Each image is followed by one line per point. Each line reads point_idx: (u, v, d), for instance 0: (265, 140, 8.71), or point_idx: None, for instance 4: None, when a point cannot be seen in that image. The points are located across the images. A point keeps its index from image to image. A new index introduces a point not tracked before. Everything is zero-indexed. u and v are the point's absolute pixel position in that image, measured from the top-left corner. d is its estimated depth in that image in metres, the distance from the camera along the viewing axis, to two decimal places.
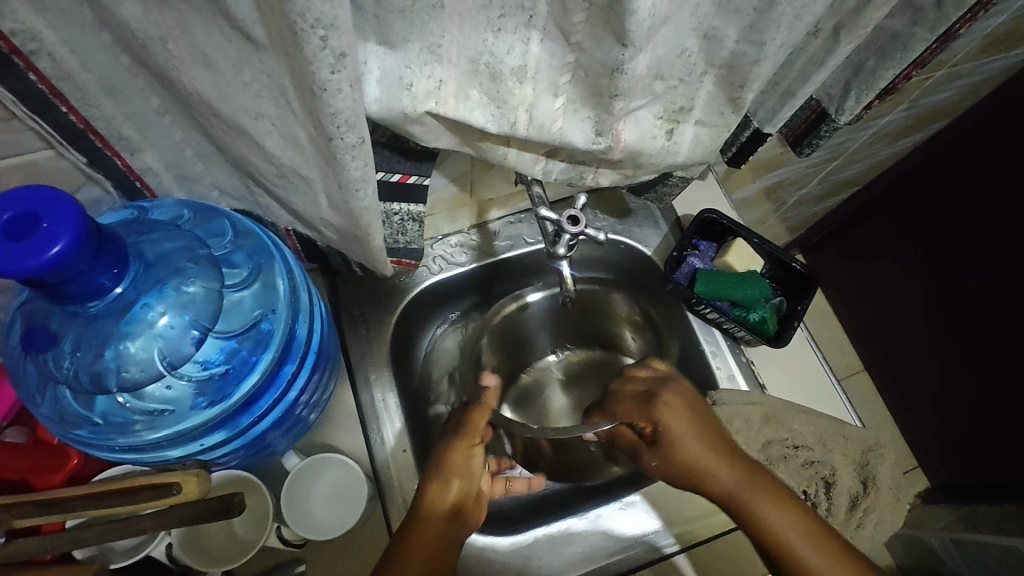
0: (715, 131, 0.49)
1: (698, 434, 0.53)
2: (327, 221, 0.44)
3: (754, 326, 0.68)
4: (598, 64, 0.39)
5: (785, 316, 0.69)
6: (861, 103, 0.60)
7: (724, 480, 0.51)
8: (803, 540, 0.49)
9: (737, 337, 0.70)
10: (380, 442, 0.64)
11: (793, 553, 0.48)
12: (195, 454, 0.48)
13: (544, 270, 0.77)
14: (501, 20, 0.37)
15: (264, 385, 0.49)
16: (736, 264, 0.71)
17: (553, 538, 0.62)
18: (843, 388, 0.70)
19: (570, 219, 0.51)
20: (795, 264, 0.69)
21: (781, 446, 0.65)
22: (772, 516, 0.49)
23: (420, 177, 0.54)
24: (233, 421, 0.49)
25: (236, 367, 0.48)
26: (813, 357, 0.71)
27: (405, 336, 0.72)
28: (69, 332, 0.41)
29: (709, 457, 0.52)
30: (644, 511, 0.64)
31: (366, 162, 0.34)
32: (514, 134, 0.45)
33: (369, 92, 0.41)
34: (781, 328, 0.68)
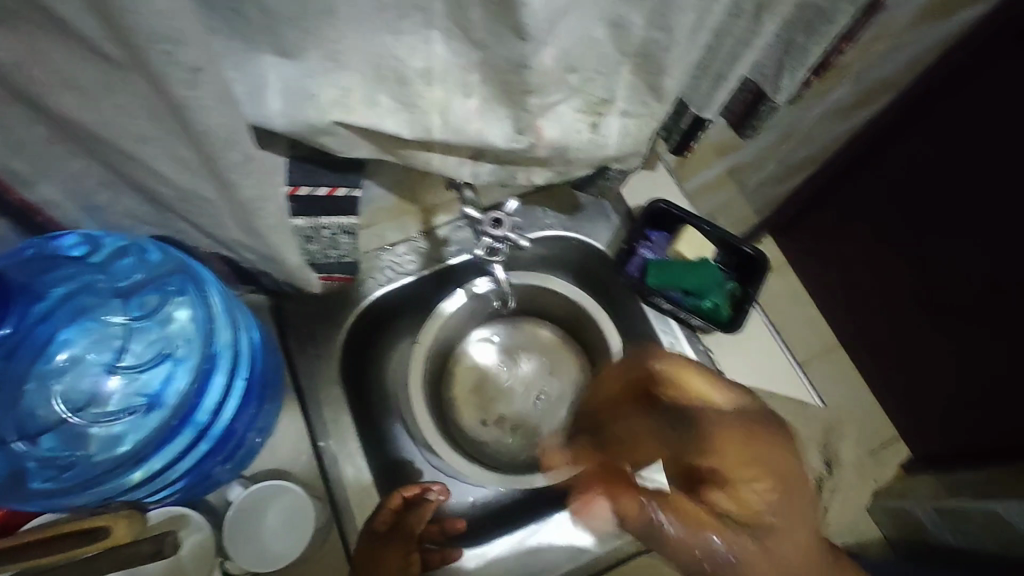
0: (641, 121, 0.47)
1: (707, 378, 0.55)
2: (241, 242, 0.42)
3: (707, 313, 0.68)
4: (504, 61, 0.38)
5: (738, 302, 0.69)
6: (796, 82, 0.59)
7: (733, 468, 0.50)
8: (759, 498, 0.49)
9: (694, 326, 0.69)
10: (335, 462, 0.62)
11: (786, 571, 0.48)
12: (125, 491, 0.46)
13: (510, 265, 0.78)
14: (399, 22, 0.36)
15: (184, 404, 0.47)
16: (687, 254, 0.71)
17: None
18: (808, 377, 0.68)
19: (493, 220, 0.55)
20: (745, 249, 0.69)
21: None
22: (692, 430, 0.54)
23: (348, 189, 0.52)
24: (160, 449, 0.47)
25: (156, 390, 0.48)
26: (773, 339, 0.70)
27: (358, 350, 0.70)
28: None
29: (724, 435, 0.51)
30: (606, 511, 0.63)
31: (259, 180, 0.33)
32: (431, 138, 0.43)
33: (272, 105, 0.39)
34: (734, 313, 0.68)
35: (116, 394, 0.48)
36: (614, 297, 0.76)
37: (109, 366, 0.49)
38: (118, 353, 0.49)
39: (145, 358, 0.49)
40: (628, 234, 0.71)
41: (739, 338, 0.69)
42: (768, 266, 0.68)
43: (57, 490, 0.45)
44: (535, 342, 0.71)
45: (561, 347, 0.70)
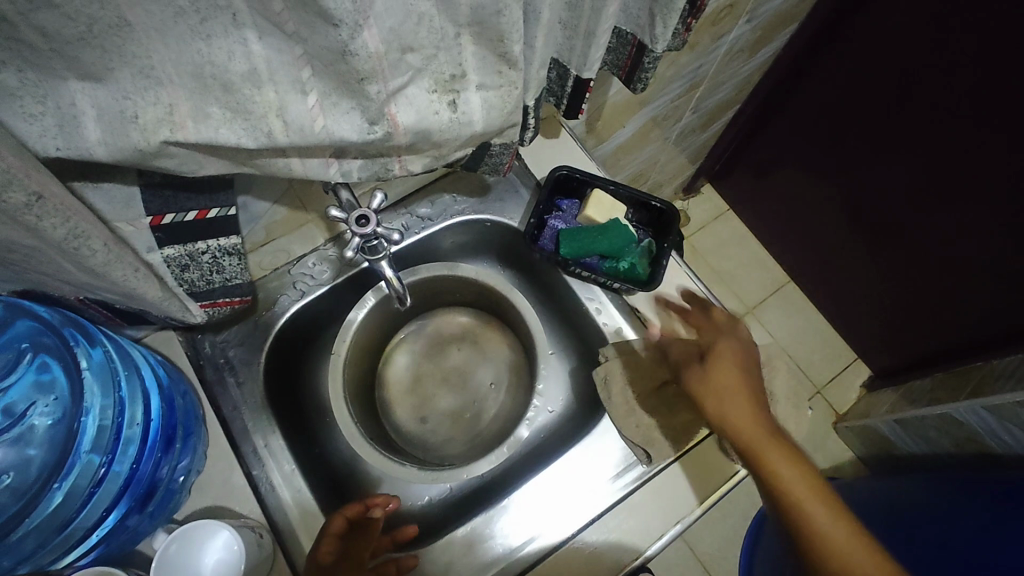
0: (502, 92, 0.46)
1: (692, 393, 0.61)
2: (90, 285, 0.39)
3: (626, 274, 0.67)
4: (326, 51, 0.36)
5: (656, 258, 0.69)
6: (669, 28, 0.58)
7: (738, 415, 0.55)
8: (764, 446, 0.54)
9: (617, 290, 0.68)
10: (270, 488, 0.61)
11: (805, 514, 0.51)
12: (18, 563, 0.42)
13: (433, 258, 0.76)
14: (205, 25, 0.34)
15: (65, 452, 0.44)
16: (598, 216, 0.70)
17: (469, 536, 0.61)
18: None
19: (357, 220, 0.50)
20: (652, 203, 0.70)
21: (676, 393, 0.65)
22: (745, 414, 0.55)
23: (220, 209, 0.50)
24: (45, 507, 0.43)
25: (37, 444, 0.45)
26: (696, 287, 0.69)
27: (283, 371, 0.68)
28: None
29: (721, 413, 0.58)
30: (555, 484, 0.63)
31: (66, 218, 0.31)
32: (277, 143, 0.41)
33: (89, 134, 0.36)
34: (652, 269, 0.68)
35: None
36: (538, 272, 0.75)
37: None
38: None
39: (23, 411, 0.45)
40: (537, 201, 0.71)
41: (663, 292, 0.68)
42: (678, 216, 0.69)
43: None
44: (457, 330, 0.70)
45: (482, 330, 0.69)
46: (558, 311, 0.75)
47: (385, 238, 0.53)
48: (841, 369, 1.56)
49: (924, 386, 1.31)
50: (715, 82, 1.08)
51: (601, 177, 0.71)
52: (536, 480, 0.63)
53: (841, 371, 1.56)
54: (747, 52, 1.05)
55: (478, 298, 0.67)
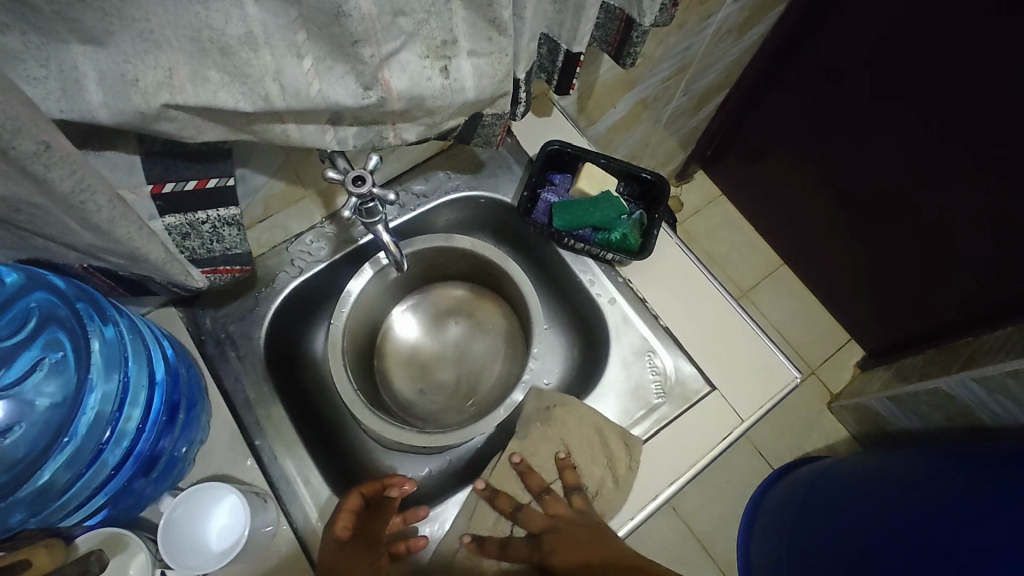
0: (493, 59, 0.47)
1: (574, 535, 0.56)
2: (96, 245, 0.40)
3: (618, 245, 0.69)
4: (321, 12, 0.37)
5: (647, 229, 0.71)
6: (656, 0, 0.60)
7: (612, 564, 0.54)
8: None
9: (610, 261, 0.70)
10: (272, 457, 0.62)
11: None
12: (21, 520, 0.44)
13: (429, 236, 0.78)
14: None
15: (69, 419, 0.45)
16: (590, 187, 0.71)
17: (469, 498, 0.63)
18: (739, 304, 0.68)
19: (354, 180, 0.51)
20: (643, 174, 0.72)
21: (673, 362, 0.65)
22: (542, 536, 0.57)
23: (220, 179, 0.50)
24: (48, 470, 0.44)
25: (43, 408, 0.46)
26: (685, 258, 0.71)
27: (283, 345, 0.69)
28: None
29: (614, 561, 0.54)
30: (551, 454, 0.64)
31: (74, 172, 0.32)
32: (274, 108, 0.42)
33: (92, 97, 0.38)
34: (643, 240, 0.70)
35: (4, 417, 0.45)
36: (532, 247, 0.76)
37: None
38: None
39: (30, 373, 0.46)
40: (530, 175, 0.73)
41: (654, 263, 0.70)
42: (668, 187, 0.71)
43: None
44: (453, 304, 0.71)
45: (477, 303, 0.71)
46: (552, 285, 0.76)
47: (381, 200, 0.54)
48: (835, 349, 1.58)
49: (916, 363, 1.33)
50: (704, 63, 1.10)
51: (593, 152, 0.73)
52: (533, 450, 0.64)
53: (835, 352, 1.57)
54: (735, 33, 1.07)
55: (472, 271, 0.69)
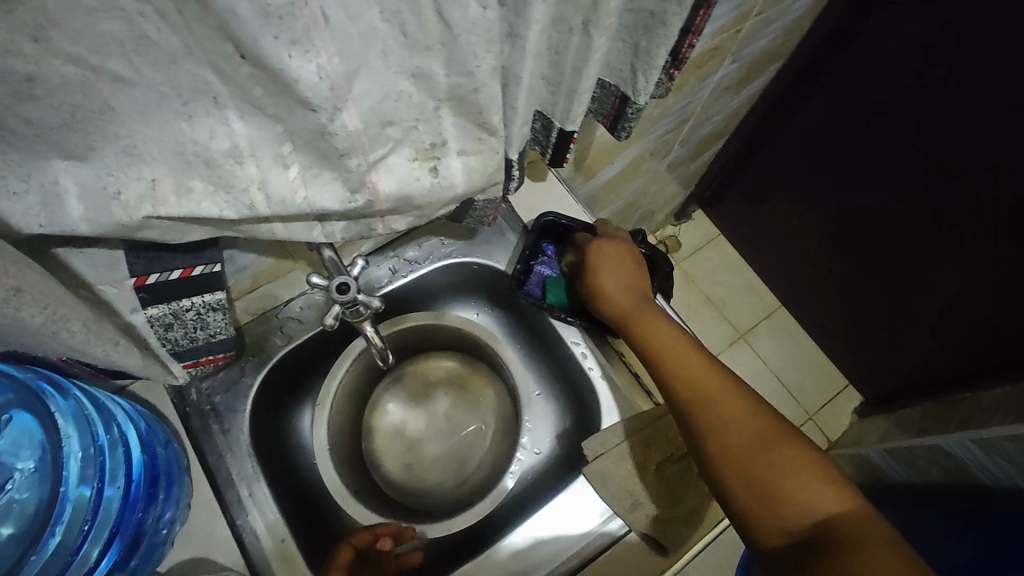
0: (484, 157, 0.47)
1: (643, 314, 0.63)
2: (72, 355, 0.39)
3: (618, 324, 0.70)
4: (305, 130, 0.36)
5: None
6: (651, 83, 0.60)
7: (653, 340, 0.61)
8: (667, 349, 0.60)
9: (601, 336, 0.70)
10: (254, 539, 0.60)
11: (695, 401, 0.56)
12: None
13: (421, 301, 0.77)
14: (187, 107, 0.35)
15: (52, 509, 0.44)
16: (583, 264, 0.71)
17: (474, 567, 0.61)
18: None
19: (341, 288, 0.51)
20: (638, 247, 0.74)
21: (667, 449, 0.64)
22: (608, 275, 0.65)
23: (205, 266, 0.50)
24: (38, 557, 0.42)
25: (22, 508, 0.44)
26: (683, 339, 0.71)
27: (270, 414, 0.68)
28: None
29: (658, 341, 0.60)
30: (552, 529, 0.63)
31: (44, 305, 0.31)
32: (260, 214, 0.41)
33: (74, 210, 0.37)
34: None
35: None
36: (525, 314, 0.76)
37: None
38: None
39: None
40: (524, 246, 0.72)
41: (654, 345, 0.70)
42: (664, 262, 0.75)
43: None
44: (442, 374, 0.70)
45: (465, 374, 0.70)
46: (545, 352, 0.75)
47: (367, 303, 0.54)
48: (833, 394, 1.57)
49: (915, 414, 1.31)
50: (702, 117, 1.10)
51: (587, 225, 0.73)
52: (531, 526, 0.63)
53: (833, 398, 1.56)
54: (734, 88, 1.07)
55: (461, 343, 0.68)
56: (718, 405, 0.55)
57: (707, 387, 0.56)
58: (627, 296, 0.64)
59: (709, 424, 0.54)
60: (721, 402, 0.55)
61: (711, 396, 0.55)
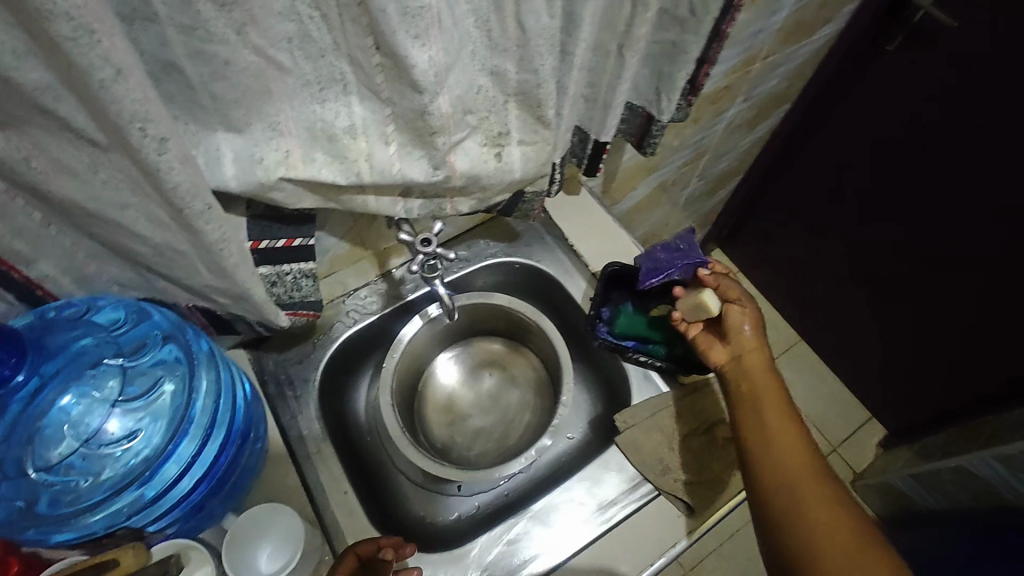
0: (538, 147, 0.57)
1: (766, 392, 0.63)
2: (216, 285, 0.49)
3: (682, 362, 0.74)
4: (409, 111, 0.47)
5: None
6: (673, 102, 0.71)
7: (767, 416, 0.61)
8: (773, 423, 0.60)
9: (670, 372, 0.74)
10: (320, 491, 0.67)
11: (793, 484, 0.56)
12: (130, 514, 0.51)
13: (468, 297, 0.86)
14: (322, 92, 0.46)
15: (179, 422, 0.52)
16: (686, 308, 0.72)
17: (510, 527, 0.66)
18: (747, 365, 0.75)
19: (422, 242, 0.60)
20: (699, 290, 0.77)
21: (692, 424, 0.70)
22: (754, 359, 0.66)
23: (304, 239, 0.60)
24: (153, 476, 0.51)
25: (158, 413, 0.52)
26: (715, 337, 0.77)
27: (333, 389, 0.77)
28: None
29: (773, 416, 0.61)
30: (589, 490, 0.69)
31: (220, 224, 0.41)
32: (363, 182, 0.52)
33: (227, 171, 0.48)
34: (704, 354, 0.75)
35: (118, 428, 0.51)
36: (560, 309, 0.84)
37: (111, 403, 0.51)
38: (118, 391, 0.52)
39: (142, 394, 0.52)
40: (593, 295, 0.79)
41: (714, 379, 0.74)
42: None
43: (55, 522, 0.48)
44: (491, 356, 0.78)
45: (509, 356, 0.78)
46: (578, 344, 0.83)
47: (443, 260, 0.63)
48: (857, 427, 1.58)
49: (937, 441, 1.34)
50: (717, 152, 1.22)
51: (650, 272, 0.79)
52: (572, 488, 0.69)
53: (856, 430, 1.58)
54: (746, 127, 1.19)
55: (507, 326, 0.77)
56: (817, 497, 0.55)
57: (803, 465, 0.57)
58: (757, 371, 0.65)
59: (804, 511, 0.55)
60: (816, 493, 0.56)
61: (811, 485, 0.56)
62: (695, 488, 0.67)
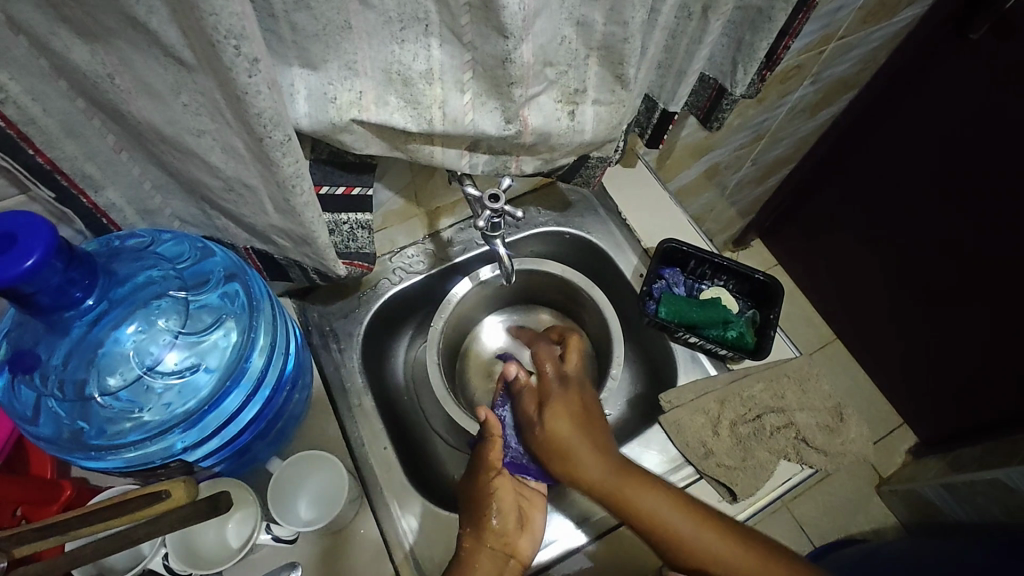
0: (612, 108, 0.55)
1: (592, 450, 0.58)
2: (280, 225, 0.48)
3: (734, 343, 0.71)
4: (490, 57, 0.45)
5: (759, 327, 0.74)
6: (749, 74, 0.67)
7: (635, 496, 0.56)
8: (637, 490, 0.57)
9: (722, 357, 0.71)
10: (359, 443, 0.67)
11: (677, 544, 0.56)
12: (182, 449, 0.51)
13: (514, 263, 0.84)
14: (402, 32, 0.44)
15: (236, 364, 0.53)
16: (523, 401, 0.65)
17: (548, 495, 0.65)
18: (803, 354, 0.72)
19: (490, 198, 0.57)
20: (757, 275, 0.75)
21: (741, 410, 0.68)
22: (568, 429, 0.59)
23: (363, 188, 0.59)
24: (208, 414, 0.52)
25: (215, 352, 0.52)
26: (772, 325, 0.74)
27: (374, 345, 0.76)
28: (63, 348, 0.48)
29: (609, 482, 0.57)
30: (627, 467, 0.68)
31: (296, 158, 0.40)
32: (433, 130, 0.51)
33: (300, 109, 0.46)
34: (758, 339, 0.72)
35: (177, 361, 0.51)
36: (607, 283, 0.82)
37: (173, 335, 0.51)
38: (179, 324, 0.52)
39: (202, 328, 0.52)
40: (645, 270, 0.77)
41: (765, 366, 0.72)
42: (782, 290, 0.75)
43: (106, 449, 0.48)
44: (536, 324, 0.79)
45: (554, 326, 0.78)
46: (623, 321, 0.81)
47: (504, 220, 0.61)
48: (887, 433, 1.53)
49: (974, 453, 1.29)
50: (775, 137, 1.17)
51: (706, 251, 0.77)
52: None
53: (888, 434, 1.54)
54: (808, 112, 1.15)
55: (555, 295, 0.76)
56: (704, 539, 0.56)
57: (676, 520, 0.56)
58: (615, 481, 0.57)
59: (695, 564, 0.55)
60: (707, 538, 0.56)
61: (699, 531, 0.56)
62: (738, 476, 0.65)
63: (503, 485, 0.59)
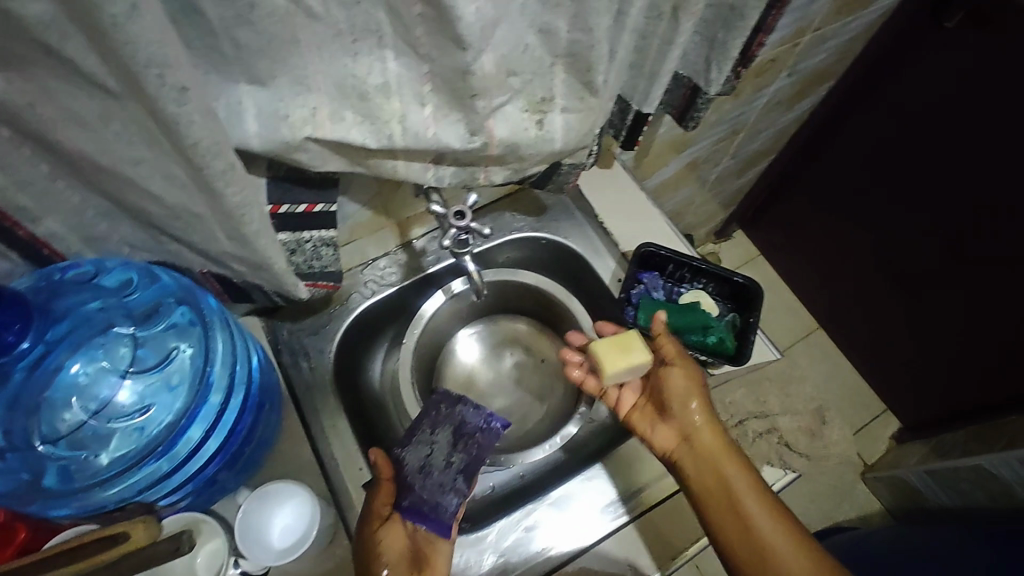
0: (582, 115, 0.53)
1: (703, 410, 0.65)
2: (235, 251, 0.46)
3: (713, 348, 0.70)
4: (449, 69, 0.43)
5: (740, 330, 0.73)
6: (724, 73, 0.66)
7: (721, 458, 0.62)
8: (724, 452, 0.63)
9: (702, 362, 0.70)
10: (334, 466, 0.65)
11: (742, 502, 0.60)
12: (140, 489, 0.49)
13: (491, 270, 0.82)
14: (355, 45, 0.42)
15: (193, 399, 0.50)
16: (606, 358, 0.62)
17: (531, 512, 0.64)
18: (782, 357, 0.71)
19: (454, 215, 0.56)
20: (736, 278, 0.74)
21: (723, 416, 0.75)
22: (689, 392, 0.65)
23: (326, 204, 0.56)
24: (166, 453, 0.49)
25: (170, 386, 0.50)
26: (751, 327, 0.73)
27: (348, 362, 0.74)
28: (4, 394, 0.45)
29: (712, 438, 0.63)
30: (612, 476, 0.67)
31: (242, 187, 0.38)
32: (394, 145, 0.48)
33: (249, 128, 0.43)
34: (739, 342, 0.71)
35: (129, 399, 0.49)
36: (586, 289, 0.80)
37: (122, 372, 0.50)
38: (130, 360, 0.50)
39: (154, 363, 0.50)
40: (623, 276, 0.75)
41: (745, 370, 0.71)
42: (761, 293, 0.74)
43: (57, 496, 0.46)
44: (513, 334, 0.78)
45: (531, 336, 0.78)
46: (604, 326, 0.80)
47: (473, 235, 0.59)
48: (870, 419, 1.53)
49: (956, 439, 1.31)
50: (753, 130, 1.16)
51: (684, 254, 0.76)
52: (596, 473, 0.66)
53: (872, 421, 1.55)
54: (786, 104, 1.13)
55: (530, 304, 0.75)
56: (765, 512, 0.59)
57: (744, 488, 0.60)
58: (716, 441, 0.63)
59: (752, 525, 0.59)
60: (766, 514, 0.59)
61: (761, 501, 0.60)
62: None
63: (391, 533, 0.55)
